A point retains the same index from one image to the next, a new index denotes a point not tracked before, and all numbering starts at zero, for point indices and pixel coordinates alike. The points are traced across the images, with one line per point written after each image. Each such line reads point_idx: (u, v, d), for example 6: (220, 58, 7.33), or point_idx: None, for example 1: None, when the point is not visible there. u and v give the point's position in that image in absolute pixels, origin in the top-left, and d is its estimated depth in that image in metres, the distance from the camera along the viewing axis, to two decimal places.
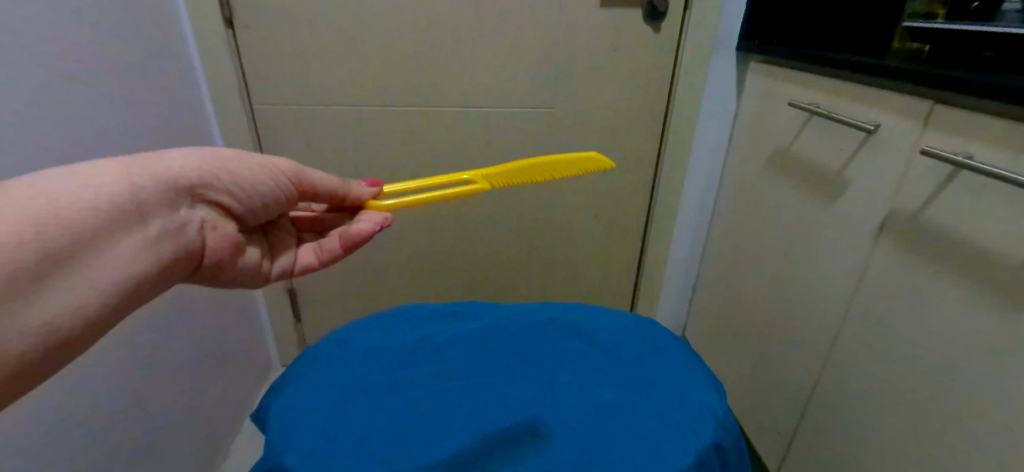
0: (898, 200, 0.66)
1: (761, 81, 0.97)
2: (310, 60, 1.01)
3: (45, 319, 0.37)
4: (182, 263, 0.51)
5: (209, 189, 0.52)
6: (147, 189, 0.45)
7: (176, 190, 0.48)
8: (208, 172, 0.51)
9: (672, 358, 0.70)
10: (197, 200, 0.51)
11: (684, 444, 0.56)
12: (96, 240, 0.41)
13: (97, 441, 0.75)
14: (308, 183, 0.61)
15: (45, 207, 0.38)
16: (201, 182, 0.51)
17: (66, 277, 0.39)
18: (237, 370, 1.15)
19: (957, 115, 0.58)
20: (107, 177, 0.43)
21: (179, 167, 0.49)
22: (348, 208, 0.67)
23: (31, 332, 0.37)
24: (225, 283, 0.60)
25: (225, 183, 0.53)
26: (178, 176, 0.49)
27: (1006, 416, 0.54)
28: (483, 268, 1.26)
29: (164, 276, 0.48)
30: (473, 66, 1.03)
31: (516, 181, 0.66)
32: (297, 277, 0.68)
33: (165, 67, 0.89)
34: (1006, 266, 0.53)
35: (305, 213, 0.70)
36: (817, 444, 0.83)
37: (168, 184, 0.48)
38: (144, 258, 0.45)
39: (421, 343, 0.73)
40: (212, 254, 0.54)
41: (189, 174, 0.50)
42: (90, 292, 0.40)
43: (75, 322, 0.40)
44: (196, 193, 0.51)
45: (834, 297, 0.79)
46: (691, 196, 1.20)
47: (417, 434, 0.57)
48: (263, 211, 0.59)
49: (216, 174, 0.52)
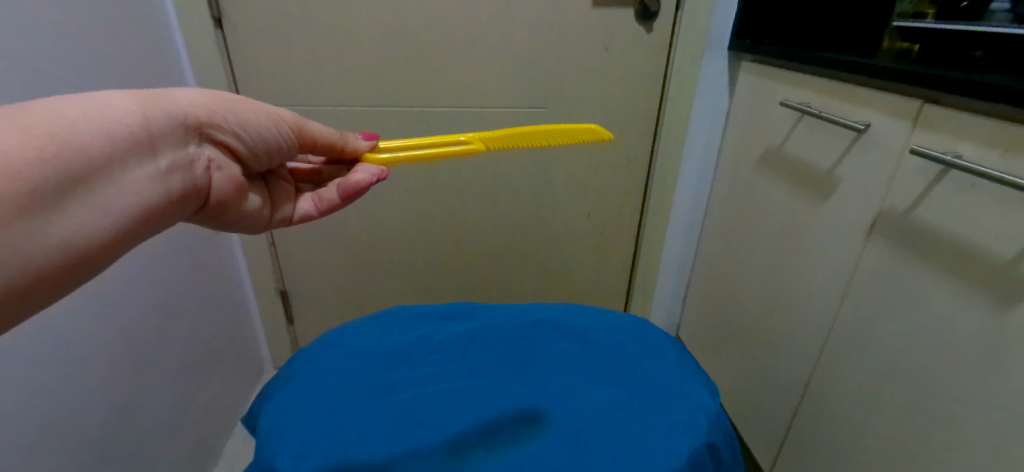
0: (888, 199, 0.67)
1: (753, 81, 0.97)
2: (301, 60, 1.00)
3: (49, 243, 0.37)
4: (189, 201, 0.50)
5: (217, 127, 0.50)
6: (154, 121, 0.44)
7: (184, 125, 0.47)
8: (214, 110, 0.50)
9: (665, 359, 0.69)
10: (205, 138, 0.50)
11: (676, 446, 0.56)
12: (102, 170, 0.40)
13: (88, 446, 0.73)
14: (309, 135, 0.59)
15: (49, 130, 0.37)
16: (210, 120, 0.49)
17: (73, 199, 0.38)
18: (229, 372, 1.14)
19: (948, 115, 0.58)
20: (114, 106, 0.41)
21: (188, 104, 0.48)
22: (347, 159, 0.65)
23: (36, 255, 0.36)
24: (225, 226, 0.59)
25: (232, 123, 0.51)
26: (186, 112, 0.47)
27: (1000, 412, 0.54)
28: (477, 268, 1.26)
29: (169, 214, 0.47)
30: (465, 67, 1.03)
31: (515, 145, 0.64)
32: (297, 225, 0.66)
33: (153, 66, 0.88)
34: (996, 265, 0.54)
35: (303, 165, 0.69)
36: (810, 441, 0.83)
37: (177, 120, 0.46)
38: (150, 190, 0.44)
39: (413, 346, 0.72)
40: (217, 195, 0.53)
41: (196, 111, 0.48)
42: (95, 215, 0.40)
43: (79, 248, 0.39)
44: (204, 132, 0.49)
45: (825, 295, 0.79)
46: (684, 196, 1.20)
47: (408, 436, 0.57)
48: (266, 157, 0.57)
49: (224, 114, 0.50)
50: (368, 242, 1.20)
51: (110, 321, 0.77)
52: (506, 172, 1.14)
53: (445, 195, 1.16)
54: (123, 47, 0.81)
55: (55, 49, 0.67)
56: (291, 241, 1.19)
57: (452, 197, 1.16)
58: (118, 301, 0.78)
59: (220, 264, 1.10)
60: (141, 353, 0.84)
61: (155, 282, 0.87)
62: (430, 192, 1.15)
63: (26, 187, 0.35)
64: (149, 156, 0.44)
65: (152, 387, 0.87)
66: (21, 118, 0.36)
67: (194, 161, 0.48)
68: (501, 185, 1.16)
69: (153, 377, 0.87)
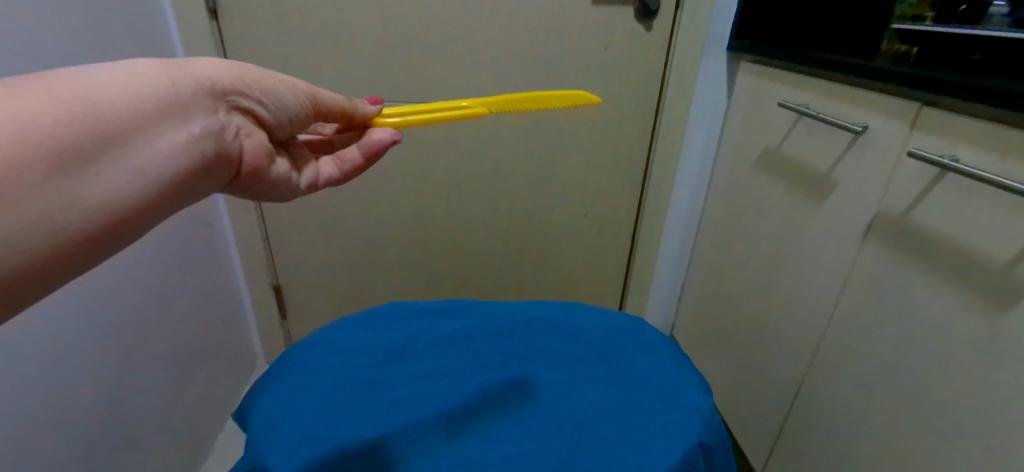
0: (885, 202, 0.67)
1: (752, 81, 0.97)
2: (298, 54, 0.99)
3: (73, 212, 0.35)
4: (222, 172, 0.46)
5: (245, 94, 0.47)
6: (180, 86, 0.41)
7: (211, 91, 0.44)
8: (239, 77, 0.46)
9: (659, 358, 0.69)
10: (233, 106, 0.46)
11: (669, 445, 0.56)
12: (126, 134, 0.37)
13: (77, 440, 0.72)
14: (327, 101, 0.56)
15: (67, 98, 0.35)
16: (239, 87, 0.46)
17: (98, 167, 0.36)
18: (220, 367, 1.13)
19: (945, 119, 0.58)
20: (136, 71, 0.39)
21: (214, 70, 0.44)
22: (358, 125, 0.63)
23: (61, 226, 0.34)
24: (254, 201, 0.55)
25: (257, 89, 0.48)
26: (213, 79, 0.44)
27: (992, 416, 0.54)
28: (472, 264, 1.26)
29: (204, 186, 0.44)
30: (464, 63, 1.02)
31: (515, 109, 0.62)
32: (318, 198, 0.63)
33: (145, 56, 0.87)
34: (990, 269, 0.54)
35: (314, 137, 0.66)
36: (804, 442, 0.84)
37: (205, 84, 0.43)
38: (183, 157, 0.41)
39: (406, 342, 0.71)
40: (249, 167, 0.49)
41: (221, 78, 0.45)
42: (124, 181, 0.37)
43: (105, 219, 0.36)
44: (232, 99, 0.46)
45: (820, 297, 0.79)
46: (681, 196, 1.20)
47: (400, 432, 0.57)
48: (292, 127, 0.54)
49: (251, 82, 0.47)
50: (364, 237, 1.19)
51: (101, 314, 0.76)
52: (504, 170, 1.14)
53: (442, 191, 1.15)
54: (117, 38, 0.80)
55: (55, 53, 0.67)
56: (285, 235, 1.18)
57: (449, 192, 1.16)
58: (109, 293, 0.77)
59: (213, 258, 1.09)
60: (132, 347, 0.83)
61: (147, 276, 0.86)
62: (427, 188, 1.15)
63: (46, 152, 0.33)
64: (177, 121, 0.40)
65: (143, 381, 0.86)
66: (39, 87, 0.34)
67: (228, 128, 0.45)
68: (498, 183, 1.15)
69: (144, 372, 0.86)
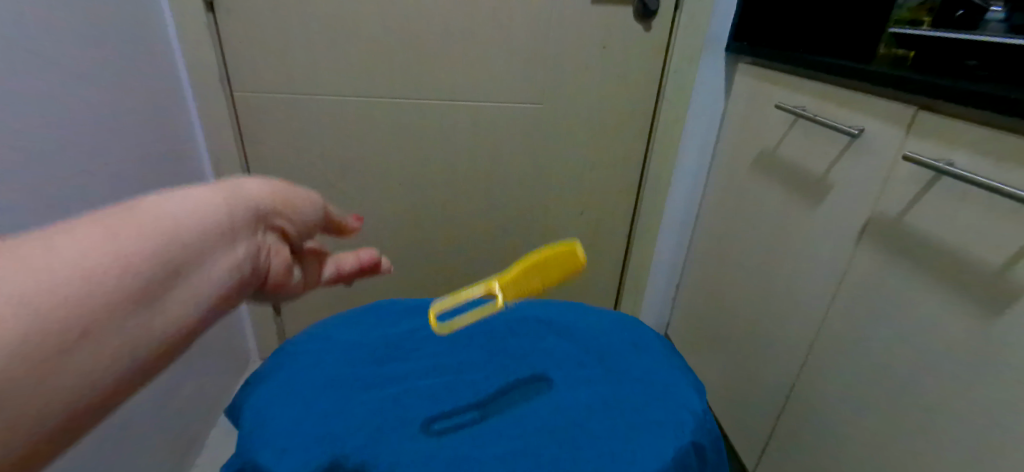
0: (880, 205, 0.67)
1: (750, 83, 0.97)
2: (294, 49, 0.99)
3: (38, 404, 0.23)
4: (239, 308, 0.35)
5: (285, 212, 0.37)
6: (212, 212, 0.31)
7: (247, 214, 0.34)
8: (276, 193, 0.37)
9: (652, 357, 0.69)
10: (266, 226, 0.36)
11: (662, 444, 0.56)
12: (140, 288, 0.26)
13: None
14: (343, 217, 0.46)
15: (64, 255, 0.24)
16: (279, 206, 0.37)
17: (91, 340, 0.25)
18: (213, 363, 1.12)
19: (941, 124, 0.59)
20: (168, 205, 0.29)
21: (255, 191, 0.35)
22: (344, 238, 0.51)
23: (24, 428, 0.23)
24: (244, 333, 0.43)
25: (291, 207, 0.38)
26: (255, 201, 0.35)
27: (984, 420, 0.54)
28: (468, 262, 1.25)
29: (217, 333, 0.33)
30: (462, 60, 1.02)
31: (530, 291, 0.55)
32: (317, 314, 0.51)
33: (140, 48, 0.86)
34: (983, 273, 0.54)
35: None
36: (796, 444, 0.84)
37: (246, 210, 0.33)
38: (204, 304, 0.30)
39: (401, 340, 0.71)
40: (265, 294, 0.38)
41: (258, 197, 0.35)
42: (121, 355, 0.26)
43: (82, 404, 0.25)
44: (267, 220, 0.36)
45: (814, 299, 0.80)
46: (678, 196, 1.20)
47: (394, 432, 0.56)
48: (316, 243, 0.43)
49: (292, 199, 0.38)
50: (360, 233, 1.19)
51: None
52: (500, 168, 1.14)
53: (438, 189, 1.15)
54: (111, 30, 0.79)
55: (49, 45, 0.67)
56: None
57: (445, 190, 1.15)
58: None
59: None
60: None
61: None
62: (423, 185, 1.14)
63: (40, 339, 0.23)
64: (213, 263, 0.30)
65: None
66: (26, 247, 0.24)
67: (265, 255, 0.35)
68: (495, 181, 1.15)
69: None
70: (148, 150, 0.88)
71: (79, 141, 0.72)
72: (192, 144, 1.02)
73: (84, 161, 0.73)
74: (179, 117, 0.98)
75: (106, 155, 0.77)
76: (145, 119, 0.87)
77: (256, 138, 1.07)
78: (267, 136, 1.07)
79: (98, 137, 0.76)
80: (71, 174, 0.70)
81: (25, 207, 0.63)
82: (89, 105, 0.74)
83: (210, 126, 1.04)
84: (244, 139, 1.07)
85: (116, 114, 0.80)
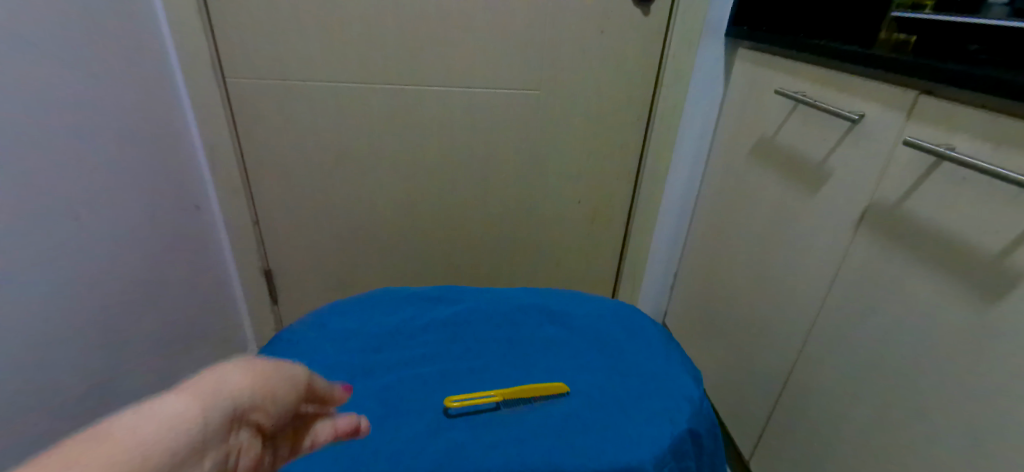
0: (879, 191, 0.67)
1: (749, 68, 0.96)
2: (288, 34, 0.97)
3: None
4: None
5: (260, 404, 0.36)
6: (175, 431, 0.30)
7: (214, 420, 0.32)
8: (248, 390, 0.36)
9: (649, 345, 0.69)
10: (240, 424, 0.34)
11: (658, 431, 0.56)
12: None
13: (67, 423, 0.72)
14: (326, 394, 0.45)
15: None
16: (258, 399, 0.36)
17: None
18: (211, 352, 1.13)
19: (941, 108, 0.58)
20: (132, 431, 0.29)
21: (234, 387, 0.35)
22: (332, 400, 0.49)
23: None
24: None
25: (263, 401, 0.36)
26: (233, 399, 0.34)
27: (980, 405, 0.54)
28: (466, 250, 1.25)
29: None
30: (458, 46, 1.00)
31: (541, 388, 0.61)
32: None
33: (128, 33, 0.85)
34: (981, 258, 0.54)
35: None
36: (792, 430, 0.84)
37: (221, 412, 0.33)
38: None
39: (397, 327, 0.71)
40: None
41: (228, 397, 0.34)
42: None
43: None
44: (239, 419, 0.34)
45: (812, 286, 0.80)
46: (676, 184, 1.20)
47: (389, 420, 0.56)
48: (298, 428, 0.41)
49: (272, 390, 0.38)
50: (357, 222, 1.18)
51: (86, 296, 0.74)
52: (497, 157, 1.13)
53: (435, 177, 1.14)
54: (98, 13, 0.77)
55: (34, 27, 0.65)
56: (276, 219, 1.17)
57: (442, 178, 1.14)
58: (93, 275, 0.76)
59: (202, 241, 1.08)
60: (120, 331, 0.82)
61: (133, 258, 0.85)
62: (420, 173, 1.13)
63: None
64: None
65: (133, 365, 0.85)
66: None
67: (240, 457, 0.33)
68: (491, 168, 1.14)
69: (132, 355, 0.85)
70: (139, 137, 0.87)
71: (67, 127, 0.70)
72: (185, 132, 1.01)
73: (74, 148, 0.72)
74: (171, 104, 0.97)
75: (96, 141, 0.76)
76: (135, 105, 0.86)
77: (250, 125, 1.06)
78: (261, 123, 1.06)
79: (86, 123, 0.74)
80: (60, 160, 0.69)
81: (14, 194, 0.62)
82: (77, 90, 0.73)
83: (203, 113, 1.02)
84: (238, 127, 1.06)
85: (106, 100, 0.79)
